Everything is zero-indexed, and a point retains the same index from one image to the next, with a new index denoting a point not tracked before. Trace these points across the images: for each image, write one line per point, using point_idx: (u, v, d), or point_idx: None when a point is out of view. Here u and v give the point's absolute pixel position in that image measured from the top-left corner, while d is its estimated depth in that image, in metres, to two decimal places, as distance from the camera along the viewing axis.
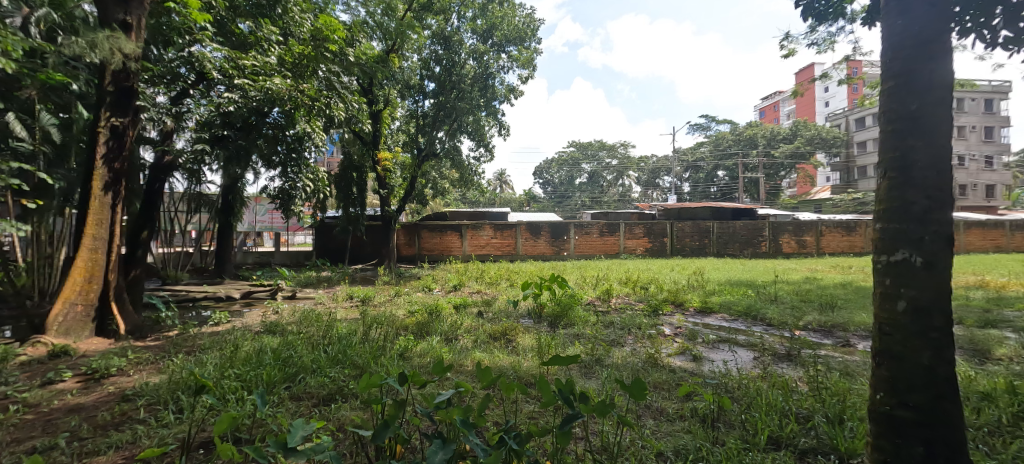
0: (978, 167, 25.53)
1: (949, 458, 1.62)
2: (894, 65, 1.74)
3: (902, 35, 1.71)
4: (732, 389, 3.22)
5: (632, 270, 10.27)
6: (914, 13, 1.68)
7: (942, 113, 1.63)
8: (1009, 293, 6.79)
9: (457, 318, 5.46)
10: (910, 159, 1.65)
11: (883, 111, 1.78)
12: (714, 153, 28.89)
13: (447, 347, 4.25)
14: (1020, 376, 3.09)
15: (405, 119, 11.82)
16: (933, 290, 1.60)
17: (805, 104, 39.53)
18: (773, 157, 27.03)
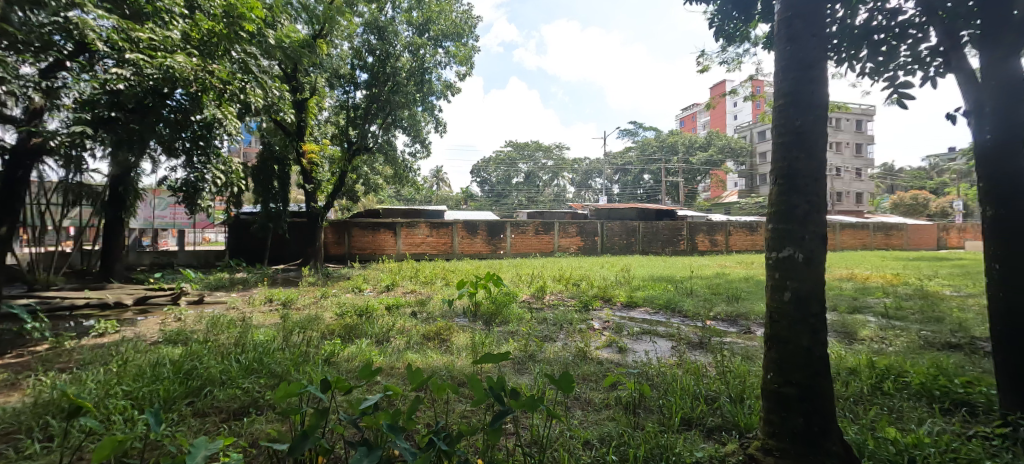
0: (849, 178, 29.79)
1: (826, 427, 1.89)
2: (784, 85, 1.99)
3: (790, 60, 1.97)
4: (649, 378, 3.49)
5: (565, 268, 10.67)
6: (801, 41, 1.94)
7: (821, 130, 1.91)
8: (872, 284, 8.01)
9: (389, 320, 5.35)
10: (795, 169, 1.91)
11: (775, 125, 2.04)
12: (641, 158, 30.66)
13: (377, 349, 4.15)
14: (877, 352, 3.68)
15: (335, 109, 11.26)
16: (811, 282, 1.87)
17: (717, 115, 43.44)
18: (692, 163, 29.30)
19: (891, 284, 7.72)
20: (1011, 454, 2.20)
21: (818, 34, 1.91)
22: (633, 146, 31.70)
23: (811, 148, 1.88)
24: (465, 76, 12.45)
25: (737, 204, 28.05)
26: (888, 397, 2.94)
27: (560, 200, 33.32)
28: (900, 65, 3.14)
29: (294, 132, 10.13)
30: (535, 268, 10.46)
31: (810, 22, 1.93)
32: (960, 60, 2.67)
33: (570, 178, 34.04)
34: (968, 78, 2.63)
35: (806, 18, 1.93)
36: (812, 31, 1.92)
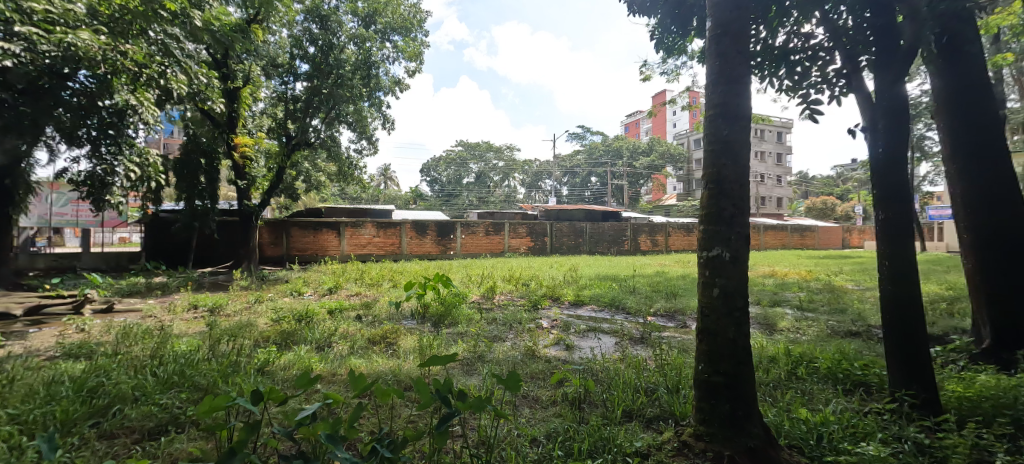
0: (771, 184, 32.60)
1: (749, 412, 2.09)
2: (713, 97, 2.17)
3: (719, 74, 2.15)
4: (595, 374, 3.65)
5: (515, 268, 10.76)
6: (727, 57, 2.13)
7: (744, 140, 2.10)
8: (792, 279, 8.81)
9: (331, 324, 5.17)
10: (723, 175, 2.09)
11: (706, 135, 2.21)
12: (589, 161, 31.65)
13: (318, 356, 4.02)
14: (793, 340, 4.09)
15: (273, 101, 10.67)
16: (737, 278, 2.06)
17: (659, 122, 45.80)
18: (635, 167, 30.66)
19: (807, 280, 8.53)
20: (898, 426, 2.56)
21: (742, 52, 2.11)
22: (581, 150, 32.59)
23: (735, 155, 2.07)
24: (414, 72, 12.27)
25: (676, 207, 29.68)
26: (801, 381, 3.29)
27: (510, 201, 33.57)
28: (812, 84, 3.52)
29: (224, 124, 9.52)
30: (486, 268, 10.48)
31: (737, 40, 2.11)
32: (859, 81, 3.04)
33: (520, 179, 34.41)
34: (866, 98, 2.99)
35: (733, 36, 2.12)
36: (737, 49, 2.12)
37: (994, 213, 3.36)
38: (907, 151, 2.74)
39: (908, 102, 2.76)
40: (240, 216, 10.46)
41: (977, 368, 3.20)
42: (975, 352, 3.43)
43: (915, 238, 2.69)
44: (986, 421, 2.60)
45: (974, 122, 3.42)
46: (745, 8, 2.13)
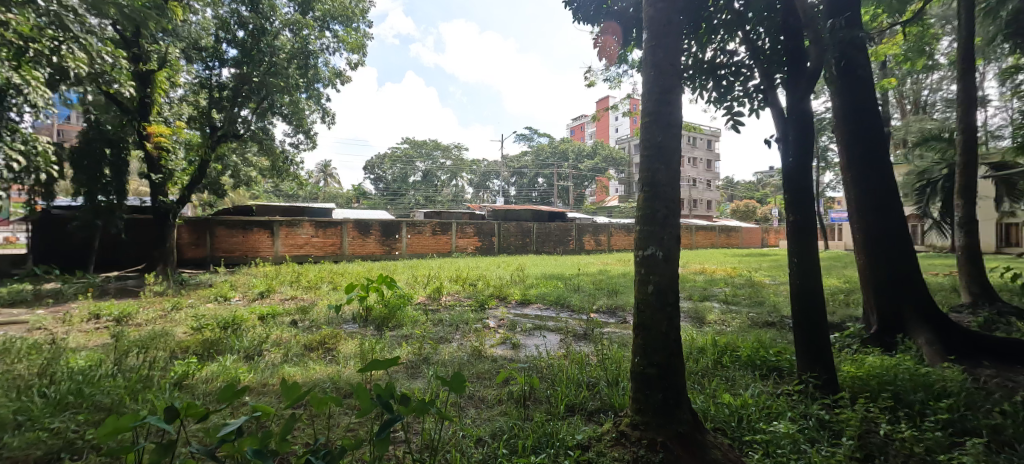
0: (703, 188, 35.06)
1: (680, 400, 2.27)
2: (649, 105, 2.32)
3: (653, 84, 2.31)
4: (539, 371, 3.75)
5: (463, 268, 10.68)
6: (661, 69, 2.29)
7: (675, 147, 2.28)
8: (720, 276, 9.53)
9: (262, 331, 4.91)
10: (656, 178, 2.25)
11: (642, 140, 2.36)
12: (536, 162, 32.27)
13: (246, 366, 3.81)
14: (720, 332, 4.44)
15: (195, 87, 9.84)
16: (668, 275, 2.22)
17: (603, 127, 47.62)
18: (580, 170, 31.76)
19: (732, 276, 9.27)
20: (804, 404, 2.92)
21: (674, 64, 2.28)
22: (529, 151, 33.14)
23: (667, 160, 2.24)
24: (357, 65, 11.89)
25: (619, 208, 31.02)
26: (726, 370, 3.60)
27: (458, 200, 33.30)
28: (736, 97, 3.87)
29: (134, 110, 8.52)
30: (432, 268, 10.37)
31: (669, 53, 2.27)
32: (775, 96, 3.38)
33: (468, 179, 34.27)
34: (779, 112, 3.34)
35: (665, 49, 2.29)
36: (670, 61, 2.28)
37: (881, 216, 3.85)
38: (813, 158, 3.10)
39: (813, 117, 3.12)
40: (152, 213, 9.42)
41: (867, 351, 3.67)
42: (866, 336, 3.95)
43: (818, 237, 3.04)
44: (874, 397, 3.01)
45: (866, 136, 3.90)
46: (675, 23, 2.31)
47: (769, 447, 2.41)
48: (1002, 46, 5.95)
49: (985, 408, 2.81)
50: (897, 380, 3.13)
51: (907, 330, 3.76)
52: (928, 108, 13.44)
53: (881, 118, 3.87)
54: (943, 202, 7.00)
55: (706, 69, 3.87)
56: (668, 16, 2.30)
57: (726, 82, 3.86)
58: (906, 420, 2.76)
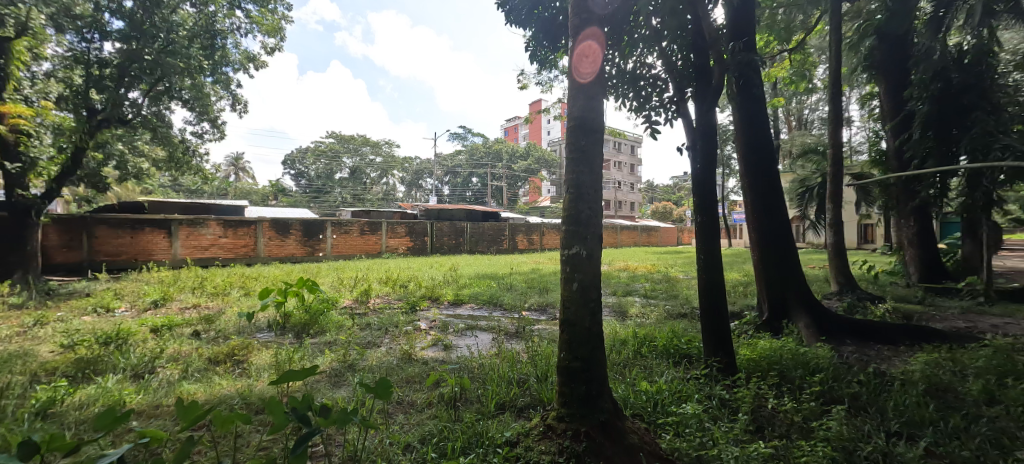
0: (626, 190, 37.50)
1: (602, 390, 2.43)
2: (574, 110, 2.46)
3: (578, 90, 2.45)
4: (470, 372, 3.79)
5: (392, 269, 10.28)
6: (585, 77, 2.43)
7: (597, 150, 2.43)
8: (640, 272, 10.24)
9: (158, 345, 4.37)
10: (581, 180, 2.39)
11: (568, 143, 2.49)
12: (470, 162, 32.31)
13: (134, 387, 3.38)
14: (639, 324, 4.79)
15: (64, 61, 8.14)
16: (591, 273, 2.37)
17: (536, 129, 48.91)
18: (513, 170, 32.22)
19: (650, 272, 10.00)
20: (709, 386, 3.27)
21: (597, 73, 2.44)
22: (463, 151, 33.06)
23: (591, 163, 2.39)
24: (273, 50, 11.03)
25: (551, 208, 32.08)
26: (644, 359, 3.92)
27: (388, 199, 32.08)
28: (654, 108, 4.21)
29: None
30: (359, 270, 9.94)
31: (593, 62, 2.42)
32: (686, 108, 3.73)
33: (400, 177, 33.18)
34: (689, 122, 3.69)
35: (589, 58, 2.45)
36: (593, 70, 2.44)
37: (772, 217, 4.40)
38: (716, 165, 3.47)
39: (716, 128, 3.49)
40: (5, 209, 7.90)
41: (759, 336, 4.19)
42: (759, 323, 4.50)
43: (719, 235, 3.42)
44: (764, 376, 3.47)
45: (761, 147, 4.44)
46: (597, 34, 2.48)
47: (680, 427, 2.70)
48: (863, 76, 7.06)
49: (847, 380, 3.37)
50: (782, 360, 3.63)
51: (790, 316, 4.35)
52: (810, 124, 15.53)
53: (772, 132, 4.43)
54: (818, 206, 8.16)
55: (628, 79, 4.15)
56: (591, 26, 2.46)
57: (645, 93, 4.16)
58: (789, 393, 3.22)
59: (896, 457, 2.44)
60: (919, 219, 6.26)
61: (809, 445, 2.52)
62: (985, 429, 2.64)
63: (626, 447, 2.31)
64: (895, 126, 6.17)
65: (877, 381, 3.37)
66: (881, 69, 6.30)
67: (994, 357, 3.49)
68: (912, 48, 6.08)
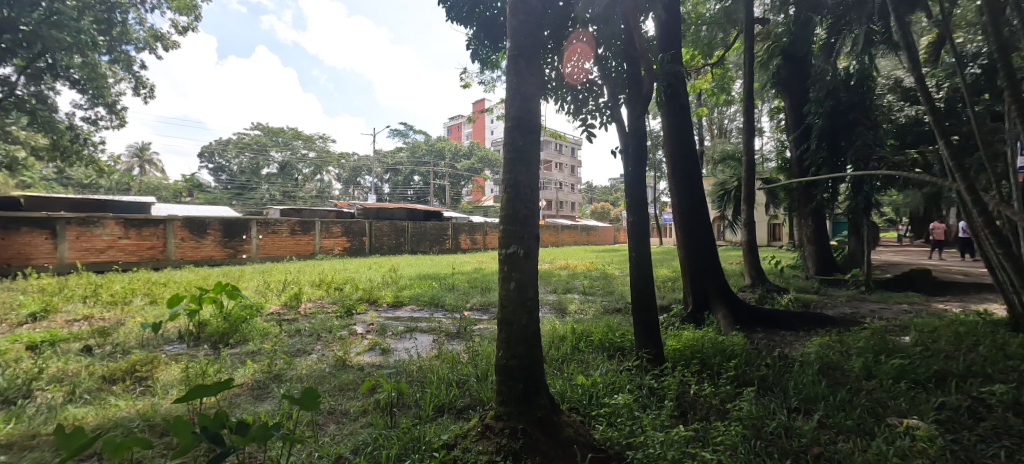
0: (564, 191, 38.85)
1: (539, 386, 2.50)
2: (512, 111, 2.51)
3: (515, 90, 2.50)
4: (408, 376, 3.72)
5: (327, 271, 9.74)
6: (522, 79, 2.50)
7: (534, 150, 2.50)
8: (578, 270, 10.64)
9: (40, 363, 3.77)
10: (518, 180, 2.45)
11: (506, 143, 2.54)
12: (411, 159, 31.72)
13: (7, 413, 2.88)
14: (577, 320, 4.98)
15: None
16: (528, 272, 2.44)
17: (479, 129, 49.07)
18: (456, 169, 32.00)
19: (588, 269, 10.43)
20: (640, 377, 3.50)
21: (534, 75, 2.52)
22: (404, 148, 32.40)
23: (528, 164, 2.45)
24: (187, 29, 9.99)
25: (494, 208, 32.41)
26: (581, 353, 4.08)
27: (323, 197, 30.07)
28: (590, 111, 4.39)
29: None
30: (288, 272, 9.27)
31: (530, 64, 2.50)
32: (618, 113, 3.94)
33: (335, 173, 31.38)
34: (622, 126, 3.91)
35: (526, 60, 2.51)
36: (530, 72, 2.51)
37: (695, 217, 4.79)
38: (642, 169, 3.71)
39: (646, 133, 3.74)
40: None
41: (683, 327, 4.55)
42: (684, 315, 4.87)
43: (649, 234, 3.66)
44: (687, 364, 3.77)
45: (685, 152, 4.83)
46: (534, 37, 2.55)
47: (612, 417, 2.84)
48: (772, 91, 7.90)
49: (757, 363, 3.76)
50: (703, 348, 3.97)
51: (710, 307, 4.77)
52: (730, 133, 17.07)
53: (695, 139, 4.83)
54: (734, 208, 9.00)
55: (567, 83, 4.31)
56: (529, 28, 2.52)
57: (583, 96, 4.33)
58: (708, 378, 3.53)
59: (794, 430, 2.76)
60: (816, 219, 7.14)
61: (723, 425, 2.78)
62: (863, 400, 3.09)
63: (561, 440, 2.40)
64: (798, 137, 6.97)
65: (781, 363, 3.80)
66: (787, 86, 7.10)
67: (871, 338, 4.10)
68: (810, 69, 6.92)
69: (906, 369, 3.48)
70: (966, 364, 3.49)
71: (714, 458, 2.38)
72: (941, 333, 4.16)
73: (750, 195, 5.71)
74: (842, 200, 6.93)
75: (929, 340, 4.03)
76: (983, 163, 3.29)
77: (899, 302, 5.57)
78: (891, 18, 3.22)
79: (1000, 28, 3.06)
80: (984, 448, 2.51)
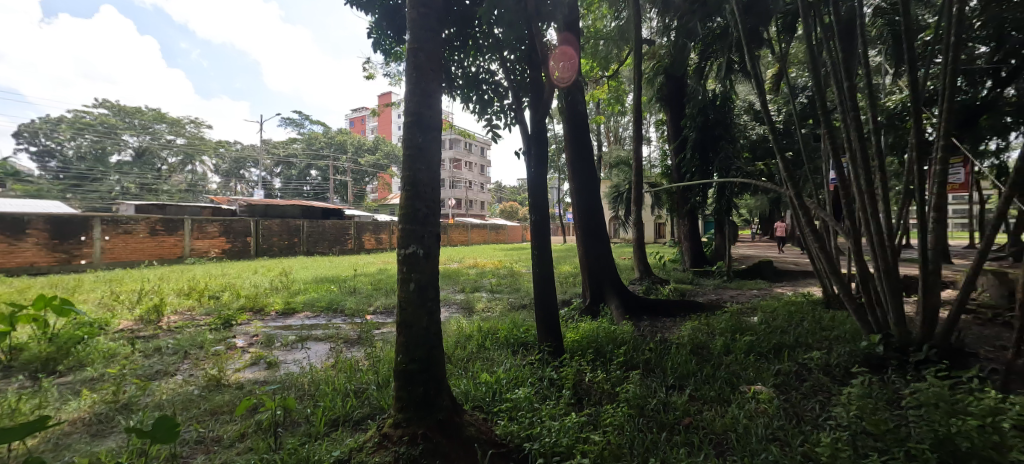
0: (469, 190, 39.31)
1: (439, 388, 2.49)
2: (410, 106, 2.45)
3: (414, 85, 2.45)
4: (296, 390, 3.38)
5: (200, 277, 8.43)
6: (421, 74, 2.45)
7: (434, 148, 2.47)
8: (482, 268, 10.77)
9: None
10: (418, 178, 2.40)
11: (404, 139, 2.46)
12: (307, 152, 29.47)
13: None
14: (484, 318, 5.06)
15: None
16: (429, 273, 2.41)
17: (383, 123, 47.26)
18: (360, 164, 31.50)
19: (495, 268, 10.63)
20: (541, 369, 3.66)
21: (433, 71, 2.49)
22: (299, 139, 29.91)
23: (428, 161, 2.41)
24: None
25: None
26: (487, 351, 4.13)
27: (196, 190, 25.40)
28: (495, 112, 4.47)
29: None
30: (146, 280, 7.77)
31: (429, 60, 2.47)
32: (520, 116, 4.07)
33: (213, 164, 26.92)
34: (525, 129, 4.06)
35: (426, 54, 2.47)
36: (429, 68, 2.47)
37: (590, 216, 5.18)
38: (540, 171, 3.89)
39: (546, 136, 3.93)
40: None
41: (581, 319, 4.88)
42: (583, 307, 5.24)
43: (550, 231, 3.86)
44: (584, 353, 4.06)
45: (581, 156, 5.20)
46: (434, 33, 2.52)
47: (513, 412, 2.90)
48: (657, 106, 8.94)
49: (642, 348, 4.20)
50: (597, 338, 4.31)
51: (605, 299, 5.21)
52: (623, 141, 18.89)
53: (591, 144, 5.22)
54: (625, 209, 9.94)
55: (472, 82, 4.32)
56: (429, 22, 2.48)
57: (487, 97, 4.39)
58: (601, 365, 3.84)
59: (671, 405, 3.14)
60: (690, 219, 8.21)
61: (612, 408, 3.03)
62: (723, 374, 3.63)
63: (462, 440, 2.42)
64: (676, 147, 7.95)
65: (661, 347, 4.29)
66: (668, 102, 8.07)
67: (730, 319, 4.86)
68: (685, 88, 7.95)
69: (754, 344, 4.20)
70: (795, 336, 4.33)
71: (603, 439, 2.55)
72: (779, 312, 5.11)
73: (638, 197, 6.34)
74: (709, 203, 8.05)
75: (771, 319, 4.92)
76: (806, 175, 4.11)
77: (750, 288, 6.71)
78: (742, 51, 3.86)
79: (816, 68, 3.86)
80: (806, 403, 3.14)
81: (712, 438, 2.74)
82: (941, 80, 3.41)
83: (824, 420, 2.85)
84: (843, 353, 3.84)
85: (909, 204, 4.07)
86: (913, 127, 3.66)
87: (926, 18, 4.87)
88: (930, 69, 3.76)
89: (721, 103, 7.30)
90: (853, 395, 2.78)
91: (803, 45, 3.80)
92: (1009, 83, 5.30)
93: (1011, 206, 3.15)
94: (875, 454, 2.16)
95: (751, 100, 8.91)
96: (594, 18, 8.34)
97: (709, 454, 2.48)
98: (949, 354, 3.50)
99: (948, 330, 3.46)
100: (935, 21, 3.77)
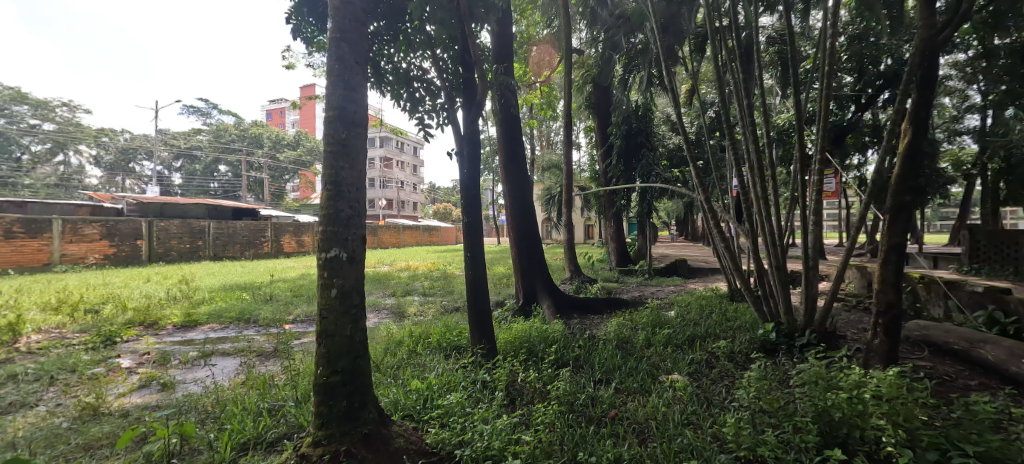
0: (398, 191, 38.06)
1: (364, 399, 2.35)
2: (332, 99, 2.28)
3: (338, 76, 2.29)
4: (197, 414, 2.99)
5: (76, 287, 7.19)
6: (345, 64, 2.30)
7: (359, 145, 2.32)
8: (414, 271, 10.48)
9: None
10: (340, 177, 2.24)
11: (325, 134, 2.29)
12: (215, 145, 26.46)
13: None
14: (415, 322, 4.93)
15: None
16: (353, 277, 2.26)
17: (306, 117, 44.13)
18: (277, 160, 28.98)
19: (428, 270, 10.39)
20: (474, 372, 3.63)
21: (359, 63, 2.35)
22: (205, 130, 26.78)
23: (352, 159, 2.26)
24: None
25: None
26: (418, 357, 4.00)
27: (69, 184, 21.63)
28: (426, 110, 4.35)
29: None
30: None
31: (353, 49, 2.33)
32: (453, 115, 4.00)
33: (92, 154, 23.05)
34: (457, 129, 4.00)
35: (351, 45, 2.32)
36: (354, 59, 2.34)
37: (524, 219, 5.27)
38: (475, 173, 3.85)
39: (479, 137, 3.91)
40: None
41: (514, 319, 4.95)
42: (515, 308, 5.31)
43: (481, 232, 3.83)
44: (516, 353, 4.10)
45: (514, 159, 5.26)
46: (360, 23, 2.38)
47: (444, 418, 2.82)
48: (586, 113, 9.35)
49: (572, 346, 4.34)
50: (530, 337, 4.38)
51: (537, 299, 5.34)
52: (556, 144, 19.58)
53: (524, 146, 5.31)
54: (556, 211, 10.25)
55: (402, 79, 4.16)
56: (353, 10, 2.34)
57: (418, 95, 4.27)
58: (534, 365, 3.91)
59: (599, 399, 3.27)
60: (614, 221, 8.69)
61: (544, 406, 3.07)
62: (645, 366, 3.87)
63: (391, 452, 2.32)
64: (602, 152, 8.38)
65: (590, 343, 4.47)
66: (597, 110, 8.47)
67: (649, 315, 5.22)
68: (611, 98, 8.41)
69: (671, 336, 4.54)
70: (705, 328, 4.75)
71: (535, 439, 2.59)
72: (691, 306, 5.59)
73: (569, 199, 6.56)
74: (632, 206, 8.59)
75: (684, 312, 5.37)
76: (714, 182, 4.55)
77: (668, 285, 7.27)
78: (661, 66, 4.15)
79: (722, 87, 4.28)
80: (715, 387, 3.46)
81: (635, 428, 2.90)
82: (818, 102, 3.95)
83: (729, 402, 3.15)
84: (744, 341, 4.30)
85: (794, 208, 4.66)
86: (797, 141, 4.21)
87: (808, 48, 5.66)
88: (809, 92, 4.37)
89: (642, 113, 7.82)
90: (752, 378, 3.09)
91: (711, 64, 4.19)
92: (867, 108, 6.43)
93: (868, 211, 3.74)
94: (770, 430, 2.42)
95: (669, 112, 9.66)
96: (526, 24, 8.50)
97: (633, 443, 2.62)
98: (824, 337, 4.07)
99: (824, 318, 4.01)
100: (813, 52, 4.37)
